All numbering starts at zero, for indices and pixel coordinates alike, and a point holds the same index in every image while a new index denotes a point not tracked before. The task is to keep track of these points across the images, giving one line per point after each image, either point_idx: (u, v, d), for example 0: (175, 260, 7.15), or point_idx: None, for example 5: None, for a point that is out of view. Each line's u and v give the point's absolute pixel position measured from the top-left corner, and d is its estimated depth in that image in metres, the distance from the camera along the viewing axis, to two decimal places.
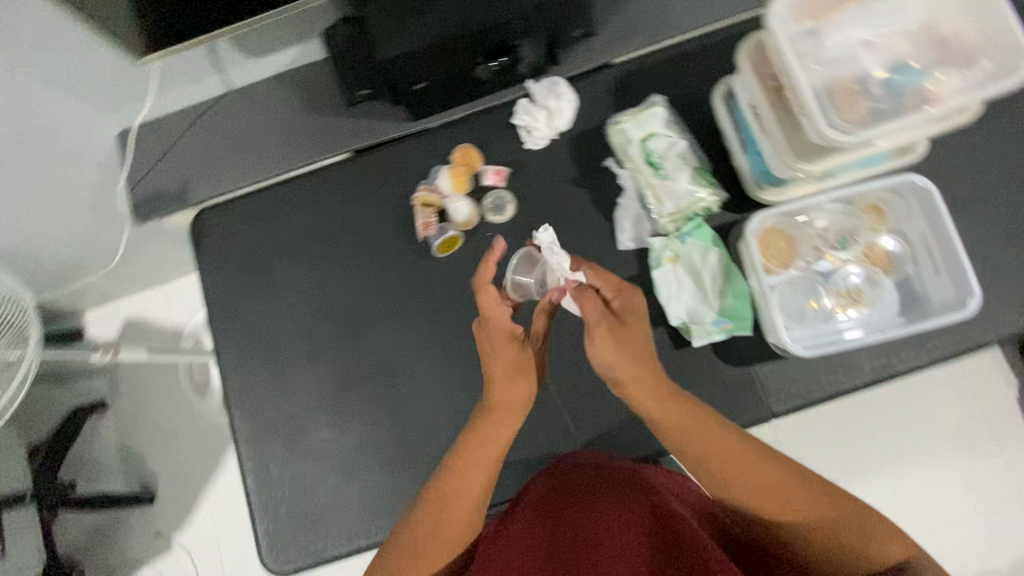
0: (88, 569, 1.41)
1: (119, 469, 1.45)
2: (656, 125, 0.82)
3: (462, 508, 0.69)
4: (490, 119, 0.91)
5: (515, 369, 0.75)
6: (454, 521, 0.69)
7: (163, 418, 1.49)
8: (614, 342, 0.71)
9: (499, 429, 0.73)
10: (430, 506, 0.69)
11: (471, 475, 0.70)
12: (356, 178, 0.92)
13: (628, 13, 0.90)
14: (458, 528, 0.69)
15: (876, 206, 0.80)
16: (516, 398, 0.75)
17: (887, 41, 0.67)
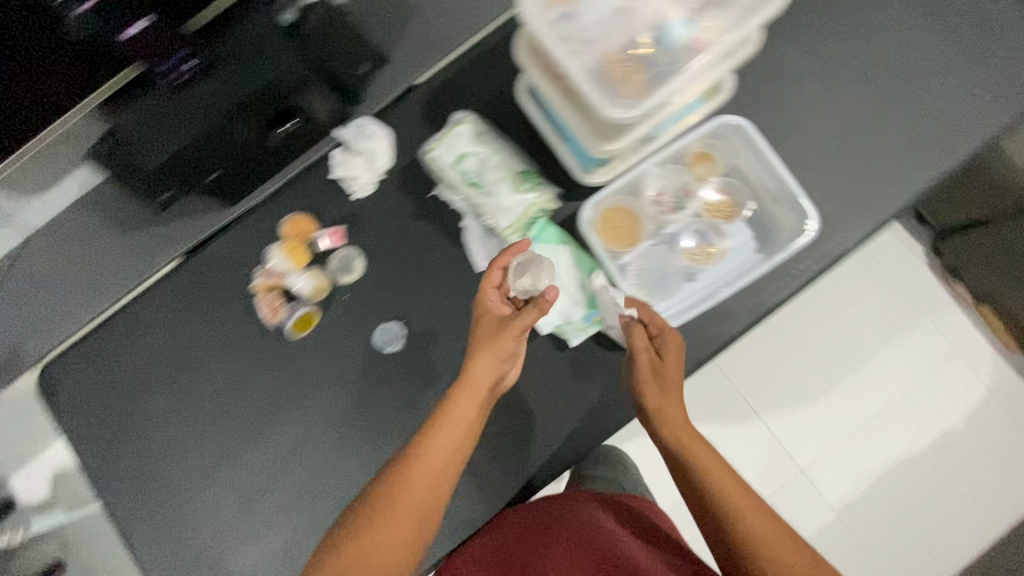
0: None
1: None
2: (465, 144, 0.78)
3: (424, 490, 0.65)
4: (311, 180, 0.87)
5: (486, 347, 0.70)
6: (411, 509, 0.64)
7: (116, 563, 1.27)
8: (653, 374, 0.71)
9: (469, 403, 0.69)
10: (387, 492, 0.65)
11: (436, 458, 0.66)
12: (194, 283, 0.86)
13: (411, 32, 0.86)
14: (418, 509, 0.65)
15: (703, 153, 0.80)
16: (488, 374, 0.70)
17: (641, 3, 0.64)
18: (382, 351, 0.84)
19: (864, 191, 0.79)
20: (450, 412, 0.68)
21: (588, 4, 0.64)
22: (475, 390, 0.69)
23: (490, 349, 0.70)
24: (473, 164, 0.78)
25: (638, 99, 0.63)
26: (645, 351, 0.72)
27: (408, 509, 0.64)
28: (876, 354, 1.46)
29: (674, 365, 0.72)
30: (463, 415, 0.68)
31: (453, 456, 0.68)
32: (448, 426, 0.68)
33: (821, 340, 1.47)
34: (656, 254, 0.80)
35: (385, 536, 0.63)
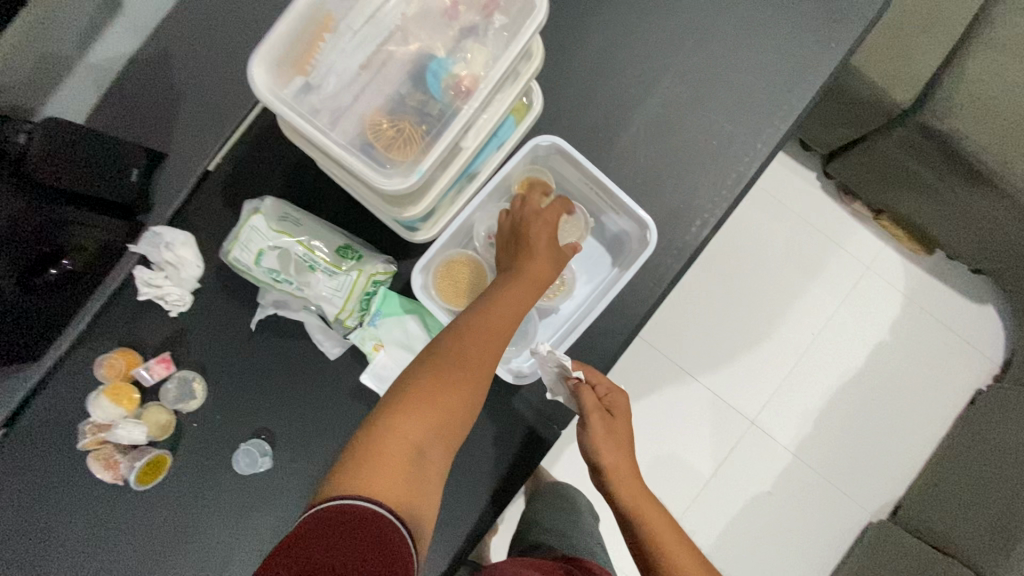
0: None
1: None
2: (265, 239, 0.69)
3: (477, 360, 0.61)
4: (120, 306, 0.77)
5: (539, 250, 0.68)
6: (461, 380, 0.60)
7: None
8: (606, 432, 0.70)
9: (517, 291, 0.66)
10: (448, 356, 0.61)
11: (488, 339, 0.62)
12: (13, 460, 0.74)
13: (188, 119, 0.76)
14: (473, 386, 0.60)
15: (529, 179, 0.76)
16: (540, 273, 0.68)
17: (390, 52, 0.57)
18: (250, 475, 0.75)
19: (706, 174, 0.74)
20: (500, 301, 0.65)
21: (331, 68, 0.56)
22: (517, 281, 0.67)
23: (525, 249, 0.69)
24: (280, 259, 0.69)
25: (415, 162, 0.56)
26: (597, 409, 0.70)
27: (462, 374, 0.60)
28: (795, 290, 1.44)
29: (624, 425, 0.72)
30: (512, 302, 0.65)
31: (501, 343, 0.63)
32: (498, 309, 0.64)
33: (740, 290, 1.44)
34: None
35: (426, 398, 0.58)
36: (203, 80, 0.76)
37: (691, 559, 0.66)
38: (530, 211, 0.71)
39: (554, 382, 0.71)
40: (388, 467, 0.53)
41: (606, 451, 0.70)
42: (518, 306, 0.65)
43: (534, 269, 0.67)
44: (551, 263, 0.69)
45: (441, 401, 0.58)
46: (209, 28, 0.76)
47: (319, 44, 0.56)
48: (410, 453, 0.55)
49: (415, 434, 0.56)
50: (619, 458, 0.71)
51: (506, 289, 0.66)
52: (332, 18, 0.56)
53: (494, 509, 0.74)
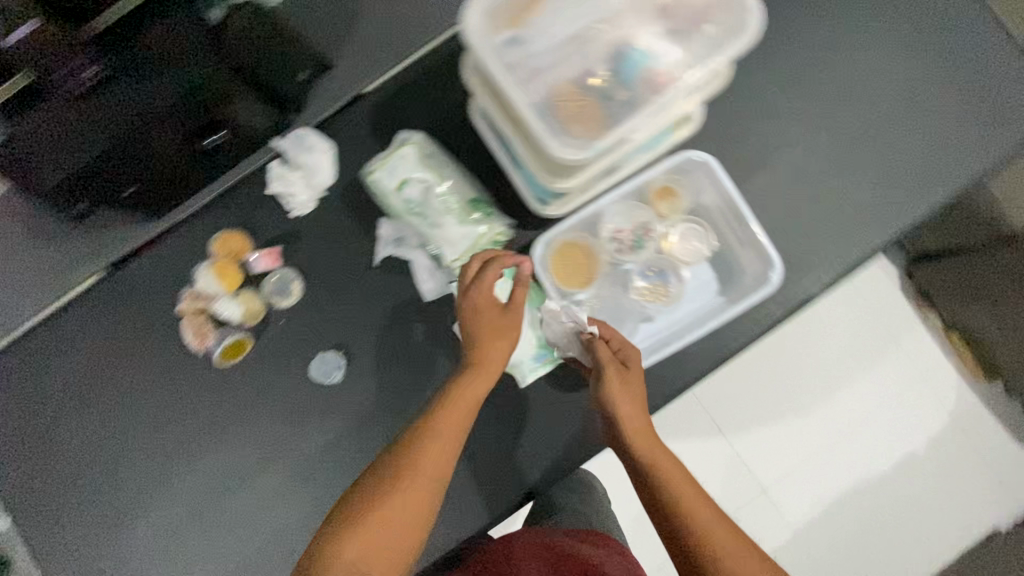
0: None
1: None
2: (409, 169, 0.73)
3: (438, 454, 0.59)
4: (243, 191, 0.79)
5: (493, 325, 0.67)
6: (422, 475, 0.57)
7: None
8: (619, 382, 0.65)
9: (475, 382, 0.64)
10: (390, 465, 0.58)
11: (440, 434, 0.60)
12: (114, 303, 0.79)
13: (361, 39, 0.79)
14: (426, 486, 0.57)
15: (666, 188, 0.74)
16: (502, 349, 0.66)
17: (599, 30, 0.58)
18: (318, 383, 0.77)
19: (830, 235, 0.75)
20: (459, 392, 0.63)
21: (541, 28, 0.58)
22: (478, 369, 0.65)
23: (473, 333, 0.66)
24: (416, 192, 0.73)
25: (591, 137, 0.58)
26: (610, 362, 0.66)
27: (422, 472, 0.57)
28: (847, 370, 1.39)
29: (635, 385, 0.66)
30: (467, 391, 0.63)
31: (459, 430, 0.61)
32: (454, 403, 0.62)
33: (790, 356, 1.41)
34: (606, 294, 0.74)
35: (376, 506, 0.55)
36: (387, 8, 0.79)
37: (712, 515, 0.58)
38: (475, 290, 0.66)
39: (567, 339, 0.72)
40: None
41: (620, 403, 0.65)
42: (473, 393, 0.63)
43: (488, 357, 0.65)
44: (522, 321, 0.67)
45: (396, 510, 0.55)
46: None
47: (540, 3, 0.58)
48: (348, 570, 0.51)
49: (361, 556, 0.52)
50: (633, 412, 0.65)
51: (463, 380, 0.64)
52: None
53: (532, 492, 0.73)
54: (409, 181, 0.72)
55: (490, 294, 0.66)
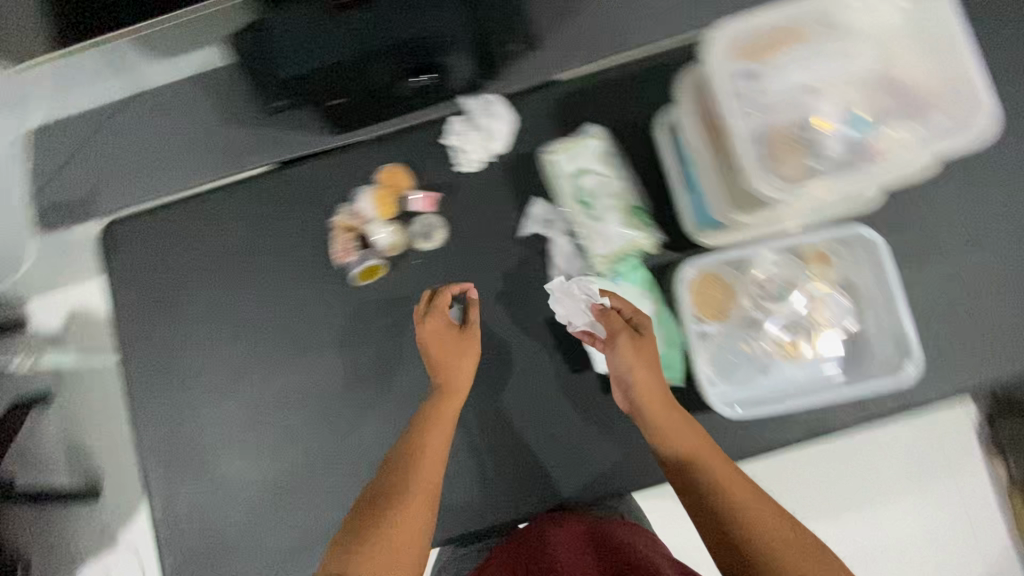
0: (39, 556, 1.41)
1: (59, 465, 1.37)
2: (590, 159, 0.76)
3: (432, 456, 0.65)
4: (420, 135, 0.83)
5: (441, 357, 0.73)
6: (422, 471, 0.64)
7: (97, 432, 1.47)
8: (635, 353, 0.67)
9: (448, 404, 0.70)
10: (383, 486, 0.62)
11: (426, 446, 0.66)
12: (274, 195, 0.84)
13: (573, 30, 0.83)
14: (425, 485, 0.63)
15: (823, 255, 0.75)
16: (464, 371, 0.73)
17: (835, 87, 0.60)
18: None
19: (965, 350, 0.75)
20: (439, 409, 0.70)
21: (781, 70, 0.60)
22: (448, 393, 0.71)
23: (438, 365, 0.72)
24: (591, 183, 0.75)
25: (793, 181, 0.59)
26: (624, 328, 0.69)
27: (421, 470, 0.64)
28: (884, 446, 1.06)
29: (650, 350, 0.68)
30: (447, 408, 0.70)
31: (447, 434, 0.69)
32: (436, 415, 0.69)
33: (887, 475, 1.07)
34: (733, 334, 0.74)
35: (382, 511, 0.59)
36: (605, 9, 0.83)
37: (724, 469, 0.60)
38: (433, 315, 0.74)
39: (581, 312, 0.74)
40: None
41: (636, 371, 0.66)
42: (452, 407, 0.71)
43: (461, 378, 0.72)
44: (457, 350, 0.74)
45: (406, 506, 0.59)
46: None
47: (786, 47, 0.61)
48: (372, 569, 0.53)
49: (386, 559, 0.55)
50: (650, 382, 0.66)
51: (440, 400, 0.70)
52: (807, 33, 0.61)
53: (604, 493, 0.77)
54: (589, 170, 0.75)
55: (443, 314, 0.74)
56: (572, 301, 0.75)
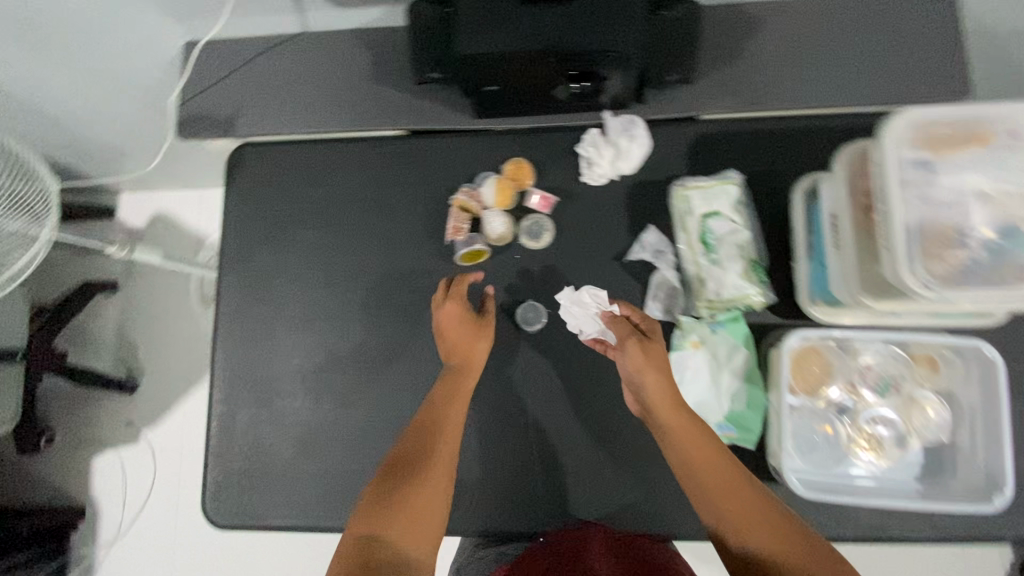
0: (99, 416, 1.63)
1: (161, 337, 1.65)
2: (723, 204, 0.76)
3: (451, 427, 0.71)
4: (554, 137, 0.85)
5: (455, 332, 0.78)
6: (444, 443, 0.69)
7: (171, 329, 1.65)
8: (643, 358, 0.72)
9: (464, 378, 0.76)
10: (403, 449, 0.68)
11: (441, 412, 0.72)
12: (403, 161, 0.88)
13: (733, 72, 0.81)
14: (445, 446, 0.69)
15: (932, 358, 0.72)
16: (473, 348, 0.78)
17: (1008, 199, 0.58)
18: (516, 326, 0.82)
19: None
20: (452, 382, 0.75)
21: (954, 169, 0.59)
22: (465, 370, 0.76)
23: (450, 338, 0.78)
24: (718, 227, 0.76)
25: (940, 283, 0.58)
26: (632, 335, 0.74)
27: (443, 441, 0.69)
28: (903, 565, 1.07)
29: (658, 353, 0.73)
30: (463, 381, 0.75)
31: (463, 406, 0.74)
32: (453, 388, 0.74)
33: None
34: (820, 413, 0.72)
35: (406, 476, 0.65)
36: (772, 59, 0.81)
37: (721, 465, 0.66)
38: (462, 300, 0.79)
39: (592, 320, 0.79)
40: (397, 533, 0.60)
41: (646, 375, 0.71)
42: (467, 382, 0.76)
43: (475, 356, 0.77)
44: (472, 328, 0.78)
45: (430, 475, 0.66)
46: (812, 27, 0.80)
47: (965, 147, 0.60)
48: (397, 524, 0.60)
49: (409, 511, 0.62)
50: (660, 386, 0.71)
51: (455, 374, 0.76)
52: (989, 139, 0.60)
53: (642, 528, 0.78)
54: (722, 215, 0.75)
55: (460, 295, 0.79)
56: (582, 309, 0.80)
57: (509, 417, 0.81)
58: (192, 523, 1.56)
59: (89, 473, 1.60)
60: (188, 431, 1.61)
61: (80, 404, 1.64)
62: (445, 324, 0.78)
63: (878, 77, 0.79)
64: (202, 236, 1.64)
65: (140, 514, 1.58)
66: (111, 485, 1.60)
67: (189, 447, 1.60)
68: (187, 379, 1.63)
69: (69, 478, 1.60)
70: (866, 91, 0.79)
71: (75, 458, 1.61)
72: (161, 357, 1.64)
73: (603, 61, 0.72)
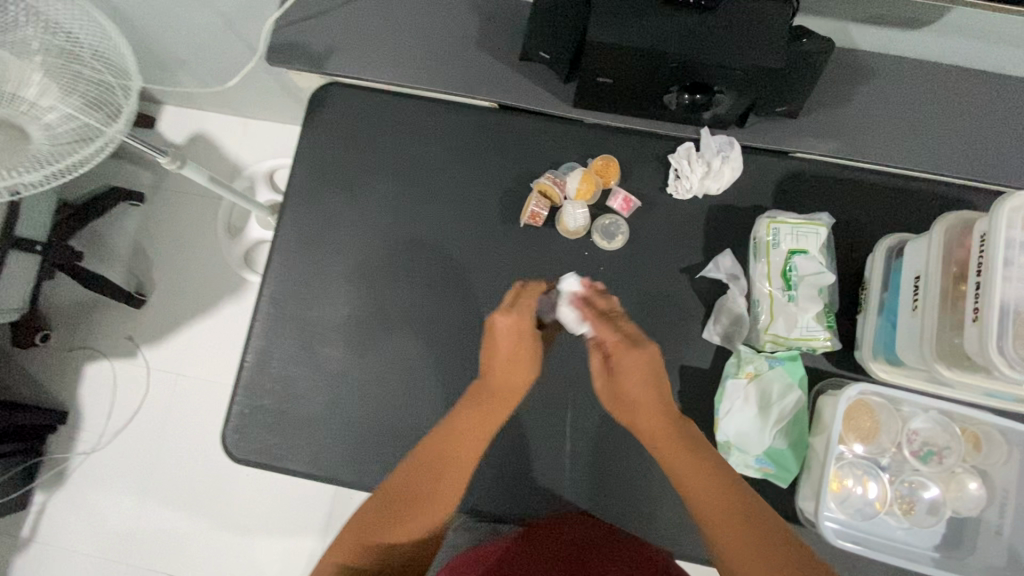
0: (100, 322, 1.59)
1: (175, 258, 1.61)
2: (810, 244, 0.76)
3: (466, 447, 0.73)
4: (646, 145, 0.85)
5: (501, 335, 0.77)
6: (455, 466, 0.72)
7: (190, 253, 1.61)
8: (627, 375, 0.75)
9: (496, 407, 0.76)
10: (411, 467, 0.72)
11: (461, 436, 0.73)
12: (491, 135, 0.87)
13: (841, 115, 0.80)
14: (448, 469, 0.72)
15: (976, 436, 0.73)
16: (518, 372, 0.77)
17: None
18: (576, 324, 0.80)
19: None
20: (485, 406, 0.75)
21: None
22: (509, 395, 0.76)
23: (496, 349, 0.77)
24: (802, 265, 0.75)
25: None
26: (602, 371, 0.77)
27: (456, 464, 0.73)
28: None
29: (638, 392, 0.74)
30: (492, 407, 0.75)
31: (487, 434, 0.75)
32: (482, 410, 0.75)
33: None
34: (859, 469, 0.74)
35: (414, 488, 0.71)
36: (882, 111, 0.80)
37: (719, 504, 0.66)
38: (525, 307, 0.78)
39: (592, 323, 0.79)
40: (387, 547, 0.67)
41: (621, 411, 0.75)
42: (495, 415, 0.75)
43: (510, 383, 0.77)
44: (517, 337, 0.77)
45: (429, 493, 0.71)
46: (932, 91, 0.79)
47: None
48: (388, 538, 0.68)
49: (403, 525, 0.69)
50: (637, 422, 0.74)
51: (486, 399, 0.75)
52: None
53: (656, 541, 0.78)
54: (809, 254, 0.75)
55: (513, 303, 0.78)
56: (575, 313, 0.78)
57: (548, 412, 0.80)
58: (175, 449, 1.53)
59: (78, 379, 1.57)
60: (187, 358, 1.58)
61: (80, 308, 1.59)
62: (497, 322, 0.77)
63: (979, 152, 0.79)
64: (240, 166, 1.60)
65: (124, 430, 1.55)
66: (98, 395, 1.56)
67: (185, 374, 1.57)
68: (195, 305, 1.59)
69: (57, 380, 1.56)
70: (967, 163, 0.79)
71: (66, 362, 1.57)
72: (175, 278, 1.61)
73: (724, 77, 0.71)
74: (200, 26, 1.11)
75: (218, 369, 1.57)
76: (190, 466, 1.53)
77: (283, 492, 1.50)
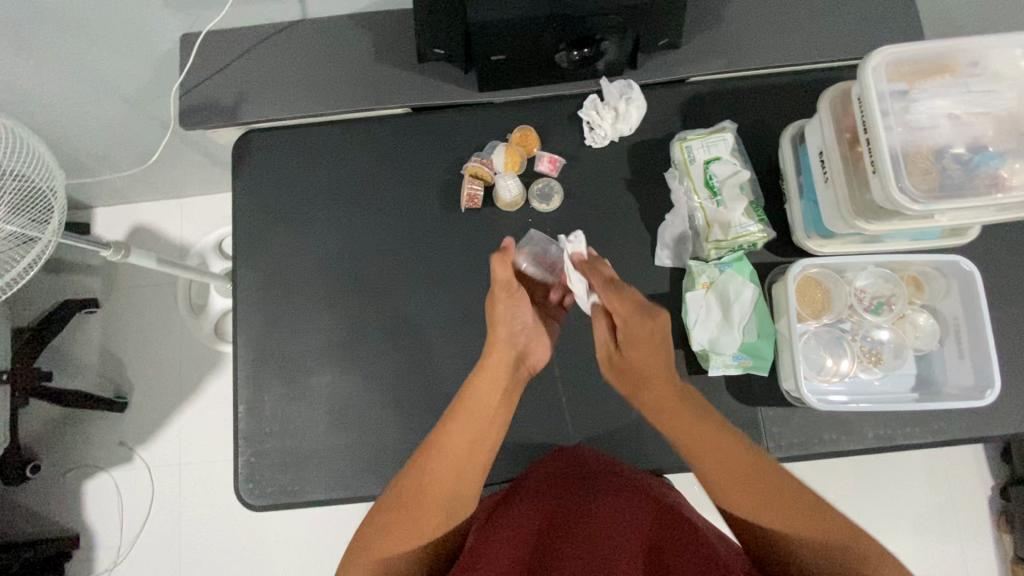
0: (89, 436, 1.57)
1: (147, 353, 1.60)
2: (722, 151, 0.83)
3: (450, 462, 0.74)
4: (556, 107, 0.91)
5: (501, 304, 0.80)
6: (476, 424, 0.76)
7: (161, 343, 1.60)
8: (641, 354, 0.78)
9: (493, 366, 0.78)
10: (441, 440, 0.75)
11: (478, 398, 0.77)
12: (414, 139, 0.91)
13: (721, 33, 0.87)
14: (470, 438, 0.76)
15: (915, 279, 0.80)
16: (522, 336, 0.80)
17: (971, 120, 0.67)
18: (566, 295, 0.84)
19: None
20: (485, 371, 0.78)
21: (925, 96, 0.67)
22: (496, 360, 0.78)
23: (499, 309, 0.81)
24: (720, 171, 0.82)
25: (927, 196, 0.65)
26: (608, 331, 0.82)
27: (472, 418, 0.76)
28: (876, 474, 1.33)
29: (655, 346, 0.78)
30: (483, 393, 0.77)
31: (486, 418, 0.77)
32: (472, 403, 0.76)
33: None
34: (823, 337, 0.81)
35: (408, 509, 0.71)
36: (755, 20, 0.87)
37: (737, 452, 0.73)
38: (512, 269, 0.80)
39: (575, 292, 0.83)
40: (398, 530, 0.70)
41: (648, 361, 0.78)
42: (488, 390, 0.77)
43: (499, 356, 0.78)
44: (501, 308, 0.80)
45: (447, 468, 0.74)
46: None
47: (934, 77, 0.67)
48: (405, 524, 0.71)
49: (420, 505, 0.72)
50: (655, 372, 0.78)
51: (475, 388, 0.77)
52: (956, 69, 0.68)
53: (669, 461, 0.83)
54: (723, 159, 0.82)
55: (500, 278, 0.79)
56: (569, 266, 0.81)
57: (537, 373, 0.85)
58: (199, 537, 1.51)
59: (80, 500, 1.53)
60: (185, 445, 1.56)
61: (64, 428, 1.56)
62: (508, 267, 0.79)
63: (847, 34, 0.87)
64: (187, 246, 1.61)
65: (139, 534, 1.52)
66: (104, 509, 1.53)
67: (188, 462, 1.55)
68: (180, 391, 1.58)
69: (58, 506, 1.52)
70: (839, 46, 0.86)
71: (64, 485, 1.54)
72: (151, 372, 1.59)
73: (603, 23, 0.76)
74: (109, 116, 1.12)
75: (221, 447, 1.56)
76: (217, 550, 1.51)
77: (317, 548, 1.49)
